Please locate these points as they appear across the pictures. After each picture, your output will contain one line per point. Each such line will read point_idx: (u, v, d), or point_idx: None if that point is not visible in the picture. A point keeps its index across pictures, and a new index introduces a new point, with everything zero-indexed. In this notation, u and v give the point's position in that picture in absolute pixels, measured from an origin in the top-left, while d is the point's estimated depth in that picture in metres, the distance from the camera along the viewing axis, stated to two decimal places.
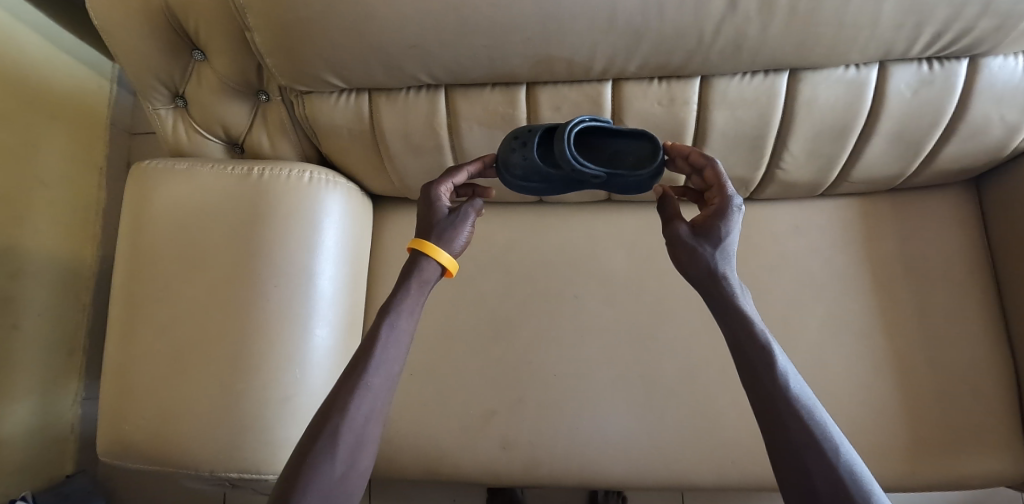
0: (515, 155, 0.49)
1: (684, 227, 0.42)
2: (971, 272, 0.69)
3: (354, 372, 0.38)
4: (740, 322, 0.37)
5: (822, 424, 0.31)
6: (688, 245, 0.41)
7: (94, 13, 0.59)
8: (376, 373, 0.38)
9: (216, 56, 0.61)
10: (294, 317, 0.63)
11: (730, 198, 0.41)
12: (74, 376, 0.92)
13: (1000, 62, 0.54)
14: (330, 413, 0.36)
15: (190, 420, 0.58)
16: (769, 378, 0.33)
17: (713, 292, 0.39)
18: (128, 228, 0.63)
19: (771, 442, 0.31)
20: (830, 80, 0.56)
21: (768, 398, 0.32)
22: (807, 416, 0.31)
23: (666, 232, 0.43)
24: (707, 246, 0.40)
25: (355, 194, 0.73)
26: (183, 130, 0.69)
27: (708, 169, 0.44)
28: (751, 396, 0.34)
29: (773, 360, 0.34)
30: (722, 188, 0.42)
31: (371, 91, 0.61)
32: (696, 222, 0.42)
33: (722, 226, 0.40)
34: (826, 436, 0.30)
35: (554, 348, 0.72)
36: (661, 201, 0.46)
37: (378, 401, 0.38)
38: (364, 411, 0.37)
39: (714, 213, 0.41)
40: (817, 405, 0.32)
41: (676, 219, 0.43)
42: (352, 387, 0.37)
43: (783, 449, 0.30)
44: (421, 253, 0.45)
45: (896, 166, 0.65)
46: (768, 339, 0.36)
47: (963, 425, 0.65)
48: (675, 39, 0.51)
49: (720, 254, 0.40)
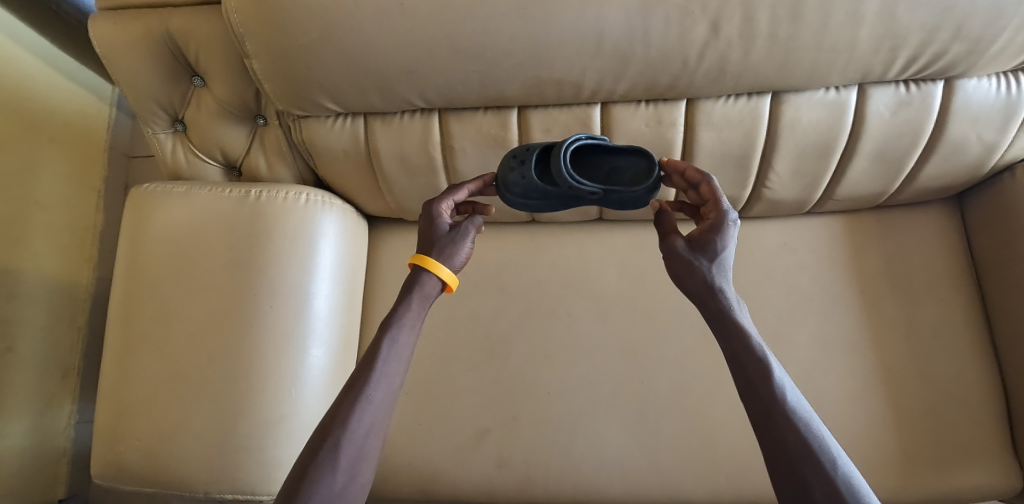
0: (514, 173, 0.50)
1: (681, 241, 0.43)
2: (956, 286, 0.71)
3: (355, 385, 0.39)
4: (738, 336, 0.38)
5: (819, 435, 0.31)
6: (685, 258, 0.41)
7: (97, 41, 0.61)
8: (377, 386, 0.39)
9: (215, 82, 0.63)
10: (289, 338, 0.63)
11: (725, 212, 0.42)
12: (67, 399, 0.92)
13: (975, 84, 0.56)
14: (330, 426, 0.36)
15: (184, 442, 0.58)
16: (767, 391, 0.34)
17: (711, 305, 0.40)
18: (126, 250, 0.63)
19: (770, 455, 0.32)
20: (811, 102, 0.58)
21: (766, 411, 0.33)
22: (805, 429, 0.31)
23: (663, 246, 0.44)
24: (704, 260, 0.41)
25: (350, 215, 0.74)
26: (181, 153, 0.70)
27: (703, 184, 0.45)
28: (749, 409, 0.34)
29: (770, 373, 0.34)
30: (717, 203, 0.43)
31: (367, 115, 0.63)
32: (692, 236, 0.43)
33: (719, 240, 0.41)
34: (824, 448, 0.31)
35: (547, 366, 0.72)
36: (658, 216, 0.47)
37: (379, 414, 0.38)
38: (365, 423, 0.37)
39: (710, 227, 0.42)
40: (814, 417, 0.33)
41: (672, 233, 0.44)
42: (352, 400, 0.38)
43: (781, 462, 0.31)
44: (421, 269, 0.46)
45: (880, 184, 0.67)
46: (765, 352, 0.36)
47: (954, 438, 0.65)
48: (661, 64, 0.53)
49: (716, 268, 0.41)
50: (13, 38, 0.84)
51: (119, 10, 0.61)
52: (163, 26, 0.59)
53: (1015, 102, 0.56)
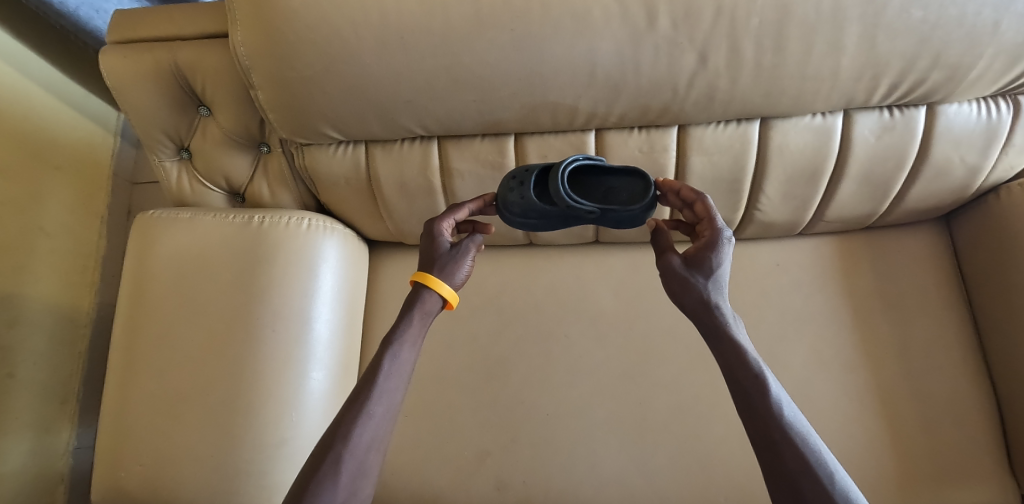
0: (513, 193, 0.51)
1: (677, 258, 0.43)
2: (947, 304, 0.72)
3: (357, 399, 0.39)
4: (735, 351, 0.38)
5: (815, 449, 0.32)
6: (681, 275, 0.42)
7: (108, 73, 0.63)
8: (378, 401, 0.39)
9: (221, 112, 0.64)
10: (290, 361, 0.64)
11: (720, 230, 0.43)
12: (66, 425, 0.92)
13: (955, 109, 0.58)
14: (332, 439, 0.37)
15: (183, 467, 0.58)
16: (764, 405, 0.34)
17: (707, 321, 0.40)
18: (131, 275, 0.64)
19: (769, 470, 0.32)
20: (798, 127, 0.60)
21: (763, 426, 0.33)
22: (802, 444, 0.32)
23: (660, 264, 0.44)
24: (699, 277, 0.42)
25: (352, 239, 0.75)
26: (187, 180, 0.72)
27: (698, 203, 0.46)
28: (746, 424, 0.35)
29: (767, 387, 0.35)
30: (712, 221, 0.44)
31: (368, 142, 0.65)
32: (687, 253, 0.44)
33: (714, 257, 0.42)
34: (821, 464, 0.31)
35: (546, 387, 0.73)
36: (654, 234, 0.48)
37: (380, 429, 0.39)
38: (366, 438, 0.37)
39: (705, 244, 0.43)
40: (811, 432, 0.33)
41: (669, 251, 0.45)
42: (354, 414, 0.38)
43: (780, 479, 0.31)
44: (423, 285, 0.46)
45: (868, 206, 0.69)
46: (762, 367, 0.37)
47: (951, 456, 0.66)
48: (652, 93, 0.55)
49: (712, 284, 0.41)
50: (37, 79, 0.89)
51: (129, 43, 0.63)
52: (171, 59, 0.61)
53: (995, 126, 0.58)
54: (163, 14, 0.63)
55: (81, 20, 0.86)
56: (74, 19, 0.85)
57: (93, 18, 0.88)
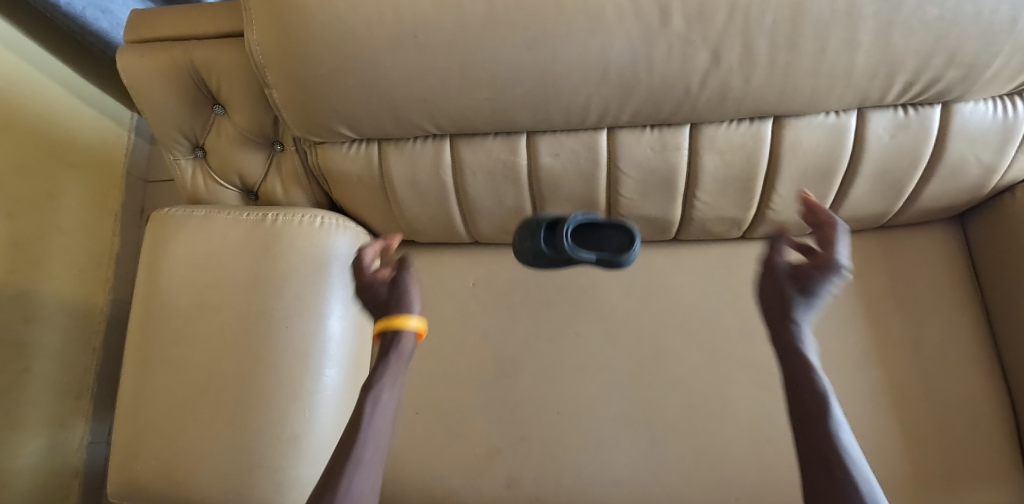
0: (526, 244, 0.47)
1: (789, 266, 0.45)
2: (961, 305, 0.71)
3: (344, 445, 0.39)
4: (806, 373, 0.39)
5: (868, 483, 0.31)
6: (779, 289, 0.44)
7: (125, 73, 0.64)
8: (365, 444, 0.39)
9: (235, 110, 0.65)
10: (304, 359, 0.64)
11: (836, 251, 0.43)
12: (80, 419, 0.93)
13: (971, 107, 0.58)
14: (324, 488, 0.35)
15: (200, 461, 0.59)
16: (826, 432, 0.34)
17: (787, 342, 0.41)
18: (146, 272, 0.65)
19: (810, 488, 0.32)
20: (812, 126, 0.60)
21: (820, 451, 0.33)
22: (856, 472, 0.31)
23: (766, 268, 0.46)
24: (797, 294, 0.43)
25: (363, 237, 0.75)
26: (201, 178, 0.73)
27: (824, 222, 0.45)
28: (800, 445, 0.35)
29: (830, 414, 0.35)
30: (832, 237, 0.44)
31: (380, 141, 0.65)
32: (802, 265, 0.44)
33: (821, 273, 0.42)
34: (875, 494, 0.30)
35: (556, 385, 0.73)
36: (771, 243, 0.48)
37: (372, 473, 0.38)
38: (359, 484, 0.36)
39: (817, 261, 0.43)
40: (868, 469, 0.32)
41: (784, 265, 0.45)
42: (344, 459, 0.38)
43: (821, 495, 0.31)
44: (388, 328, 0.47)
45: (882, 205, 0.68)
46: (828, 394, 0.37)
47: (965, 457, 0.65)
48: (665, 91, 0.55)
49: (806, 303, 0.43)
50: (58, 80, 0.93)
51: (145, 43, 0.64)
52: (186, 58, 0.62)
53: (1011, 125, 0.58)
54: (179, 14, 0.63)
55: (87, 22, 0.84)
56: (81, 22, 0.83)
57: (99, 19, 0.85)
